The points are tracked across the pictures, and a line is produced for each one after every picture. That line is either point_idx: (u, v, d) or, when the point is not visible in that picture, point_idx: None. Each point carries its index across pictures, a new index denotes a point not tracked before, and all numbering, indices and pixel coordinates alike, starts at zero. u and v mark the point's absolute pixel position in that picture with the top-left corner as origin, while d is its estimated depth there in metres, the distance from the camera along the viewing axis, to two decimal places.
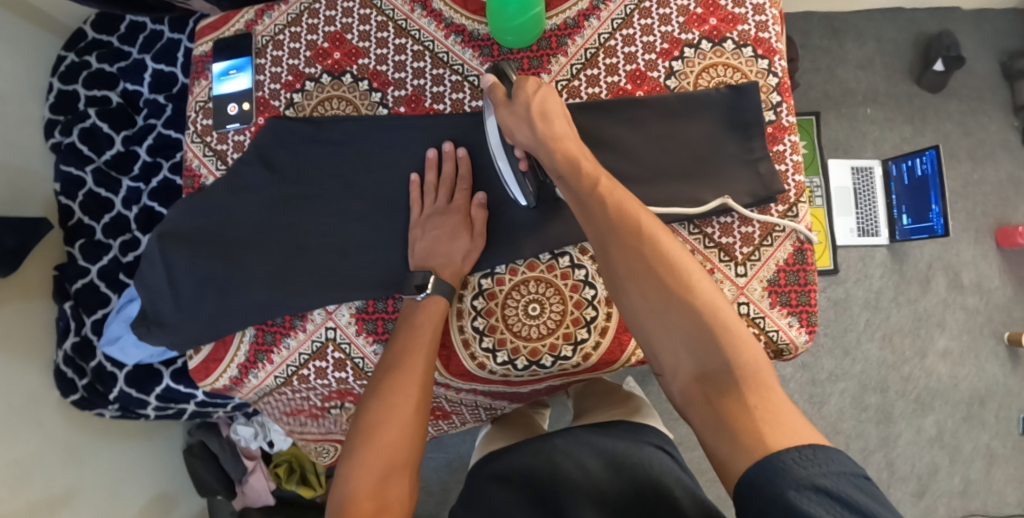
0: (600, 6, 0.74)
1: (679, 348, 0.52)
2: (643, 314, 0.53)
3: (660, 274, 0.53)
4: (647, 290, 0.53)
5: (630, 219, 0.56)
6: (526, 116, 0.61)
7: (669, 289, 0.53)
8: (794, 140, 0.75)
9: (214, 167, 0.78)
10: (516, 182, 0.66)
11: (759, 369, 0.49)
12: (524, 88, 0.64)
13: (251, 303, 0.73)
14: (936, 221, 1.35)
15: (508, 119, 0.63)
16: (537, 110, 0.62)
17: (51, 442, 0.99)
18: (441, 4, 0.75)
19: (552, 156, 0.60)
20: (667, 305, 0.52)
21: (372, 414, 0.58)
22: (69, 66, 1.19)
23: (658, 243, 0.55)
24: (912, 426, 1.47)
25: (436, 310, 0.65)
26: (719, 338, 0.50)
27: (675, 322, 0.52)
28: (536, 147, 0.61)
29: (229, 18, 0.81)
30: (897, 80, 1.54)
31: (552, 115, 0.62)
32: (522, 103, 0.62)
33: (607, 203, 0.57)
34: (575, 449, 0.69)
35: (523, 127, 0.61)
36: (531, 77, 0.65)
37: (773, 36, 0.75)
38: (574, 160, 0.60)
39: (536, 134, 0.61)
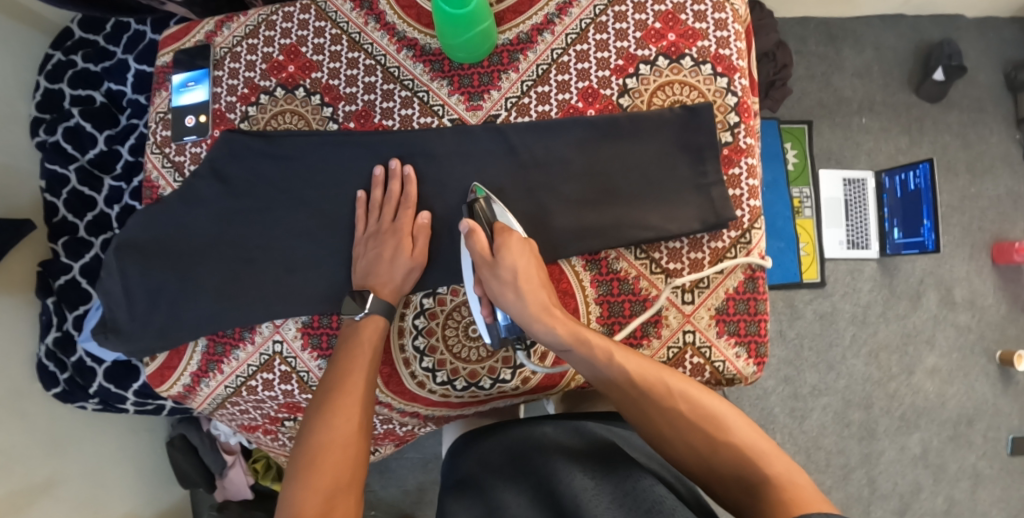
0: (554, 21, 0.73)
1: (731, 484, 0.50)
2: (689, 462, 0.53)
3: (689, 421, 0.53)
4: (684, 435, 0.53)
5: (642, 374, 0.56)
6: (512, 282, 0.60)
7: (702, 433, 0.52)
8: (751, 163, 0.71)
9: (171, 178, 0.79)
10: (487, 330, 0.65)
11: (792, 473, 0.48)
12: (504, 244, 0.61)
13: (199, 314, 0.74)
14: (927, 236, 1.30)
15: (495, 288, 0.61)
16: (518, 274, 0.60)
17: (35, 433, 0.96)
18: (395, 17, 0.76)
19: (550, 331, 0.58)
20: (706, 446, 0.52)
21: (313, 437, 0.56)
22: (56, 65, 1.09)
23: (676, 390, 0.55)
24: (896, 444, 1.42)
25: (375, 329, 0.66)
26: (755, 461, 0.49)
27: (721, 462, 0.51)
28: (530, 320, 0.59)
29: (189, 29, 0.82)
30: (894, 89, 1.48)
31: (533, 273, 0.61)
32: (502, 265, 0.60)
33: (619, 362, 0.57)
34: (563, 432, 0.63)
35: (512, 295, 0.60)
36: (510, 228, 0.62)
37: (734, 53, 0.71)
38: (574, 325, 0.59)
39: (524, 303, 0.59)
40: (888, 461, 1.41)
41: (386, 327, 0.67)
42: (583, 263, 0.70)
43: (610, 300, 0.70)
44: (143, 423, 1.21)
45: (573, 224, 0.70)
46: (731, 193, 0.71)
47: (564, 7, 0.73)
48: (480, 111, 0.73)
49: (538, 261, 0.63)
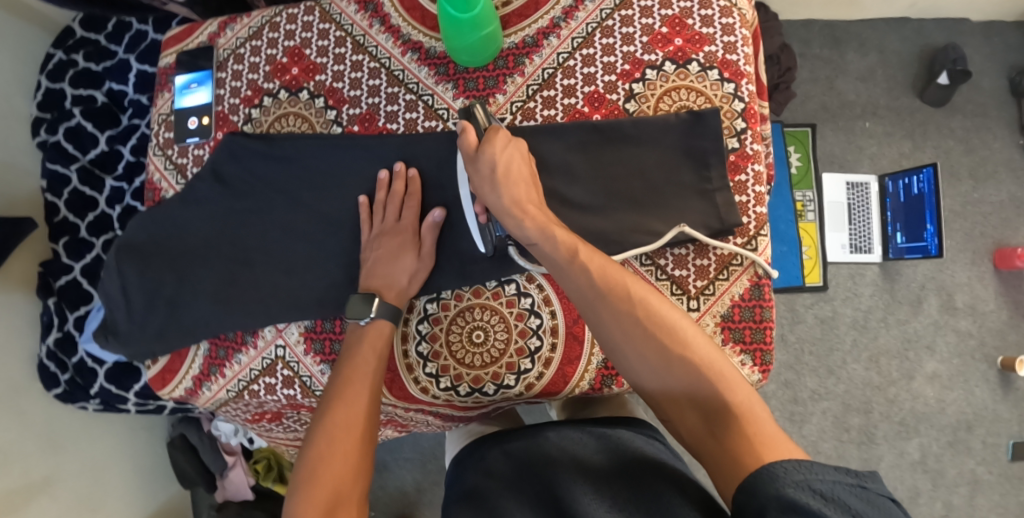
0: (560, 24, 0.72)
1: (681, 400, 0.51)
2: (642, 375, 0.53)
3: (649, 330, 0.53)
4: (641, 344, 0.53)
5: (609, 279, 0.56)
6: (490, 176, 0.59)
7: (661, 345, 0.52)
8: (758, 169, 0.71)
9: (174, 181, 0.79)
10: (478, 230, 0.66)
11: (752, 405, 0.49)
12: (491, 140, 0.60)
13: (200, 318, 0.73)
14: (931, 241, 1.31)
15: (475, 178, 0.61)
16: (497, 169, 0.59)
17: (32, 431, 0.94)
18: (399, 19, 0.75)
19: (521, 224, 0.58)
20: (662, 358, 0.52)
21: (314, 448, 0.55)
22: (56, 64, 1.08)
23: (642, 298, 0.55)
24: (895, 449, 1.42)
25: (379, 334, 0.65)
26: (712, 380, 0.50)
27: (676, 377, 0.51)
28: (503, 214, 0.59)
29: (192, 31, 0.82)
30: (898, 93, 1.48)
31: (516, 170, 0.61)
32: (484, 159, 0.60)
33: (587, 267, 0.56)
34: (573, 441, 0.62)
35: (488, 188, 0.60)
36: (500, 127, 0.62)
37: (741, 59, 0.71)
38: (546, 223, 0.58)
39: (499, 197, 0.59)
40: (887, 466, 1.41)
41: (390, 333, 0.66)
42: None
43: None
44: (141, 421, 1.20)
45: (578, 229, 0.69)
46: (737, 200, 0.70)
47: (570, 11, 0.72)
48: None
49: (525, 160, 0.62)
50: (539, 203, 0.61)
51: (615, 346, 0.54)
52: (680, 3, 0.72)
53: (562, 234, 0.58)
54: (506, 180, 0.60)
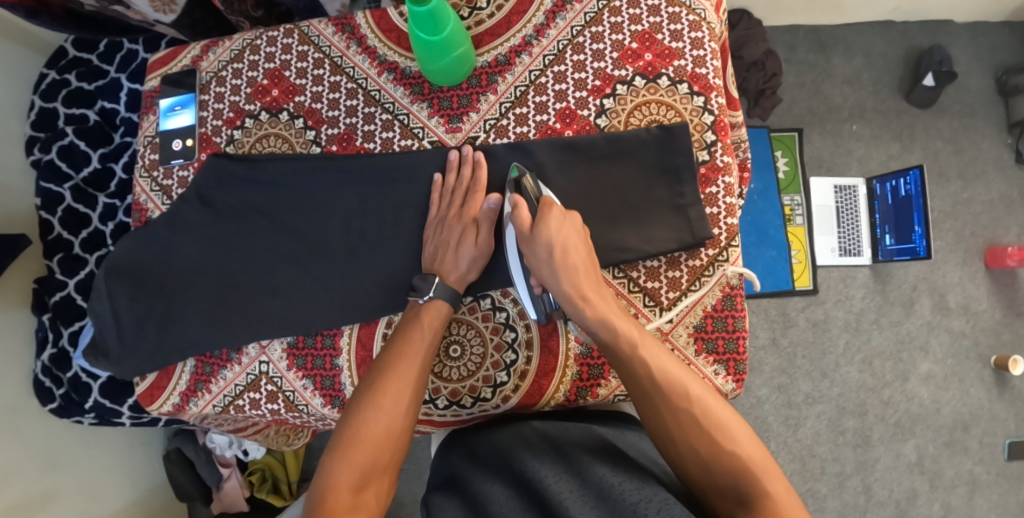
0: (532, 42, 0.74)
1: (726, 495, 0.51)
2: (690, 464, 0.54)
3: (701, 423, 0.55)
4: (692, 436, 0.55)
5: (666, 372, 0.59)
6: (548, 260, 0.61)
7: (710, 437, 0.54)
8: (729, 181, 0.71)
9: (160, 202, 0.81)
10: (531, 301, 0.67)
11: (797, 511, 0.49)
12: (547, 218, 0.62)
13: (187, 336, 0.75)
14: (919, 243, 1.30)
15: (532, 260, 0.63)
16: (555, 251, 0.61)
17: (30, 451, 0.95)
18: (376, 41, 0.77)
19: (581, 312, 0.62)
20: (712, 452, 0.54)
21: (361, 413, 0.61)
22: (50, 84, 1.09)
23: (699, 393, 0.58)
24: (891, 451, 1.41)
25: (436, 313, 0.67)
26: (759, 477, 0.51)
27: (724, 473, 0.52)
28: (563, 298, 0.62)
29: (176, 54, 0.84)
30: (885, 95, 1.48)
31: (576, 254, 0.63)
32: (541, 239, 0.61)
33: (646, 358, 0.59)
34: (559, 431, 0.66)
35: (547, 271, 0.62)
36: (554, 201, 0.63)
37: (710, 72, 0.71)
38: (606, 313, 0.62)
39: (559, 281, 0.62)
40: (883, 468, 1.41)
41: (447, 314, 0.68)
42: None
43: None
44: (139, 437, 1.22)
45: None
46: (709, 211, 0.71)
47: (542, 29, 0.74)
48: (459, 134, 0.74)
49: (583, 240, 0.64)
50: (599, 287, 0.64)
51: (668, 435, 0.56)
52: (650, 18, 0.72)
53: (622, 324, 0.61)
54: (565, 263, 0.62)
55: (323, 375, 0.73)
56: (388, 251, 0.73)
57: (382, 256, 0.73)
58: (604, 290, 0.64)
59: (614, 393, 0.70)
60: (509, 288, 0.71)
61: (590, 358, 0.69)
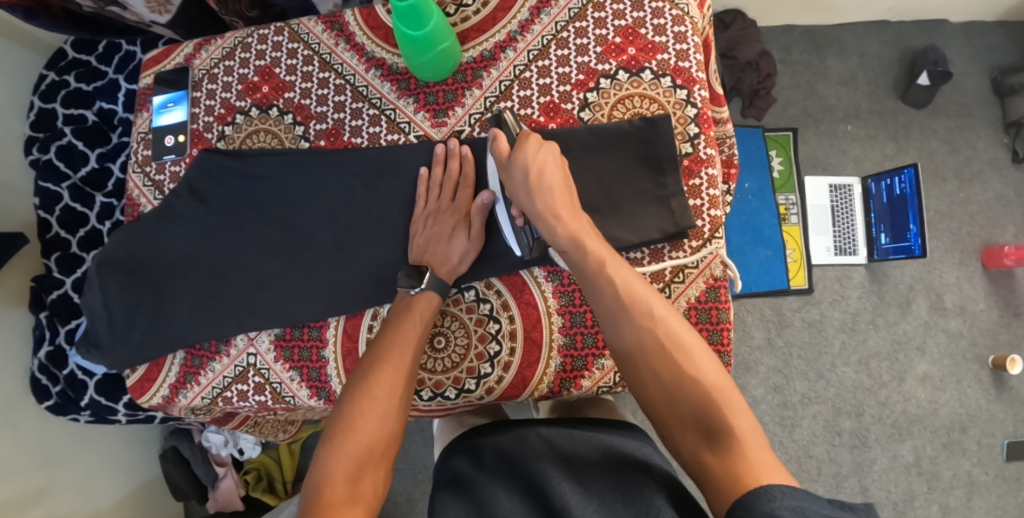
0: (517, 38, 0.75)
1: (685, 421, 0.53)
2: (653, 391, 0.55)
3: (666, 349, 0.56)
4: (656, 362, 0.55)
5: (634, 296, 0.58)
6: (523, 181, 0.63)
7: (673, 362, 0.55)
8: (712, 173, 0.72)
9: (152, 196, 0.82)
10: (512, 234, 0.68)
11: (756, 438, 0.51)
12: (525, 145, 0.64)
13: (175, 328, 0.76)
14: (914, 241, 1.26)
15: (510, 183, 0.64)
16: (531, 175, 0.63)
17: (25, 446, 0.96)
18: (364, 38, 0.78)
19: (553, 232, 0.63)
20: (675, 380, 0.54)
21: (354, 403, 0.60)
22: (49, 85, 1.11)
23: (667, 318, 0.57)
24: (889, 452, 1.36)
25: (427, 305, 0.68)
26: (718, 405, 0.52)
27: (684, 399, 0.54)
28: (537, 220, 0.64)
29: (170, 52, 0.85)
30: (880, 96, 1.44)
31: (551, 178, 0.64)
32: (518, 164, 0.64)
33: (615, 283, 0.59)
34: (563, 438, 0.68)
35: (523, 193, 0.63)
36: (532, 133, 0.66)
37: (693, 65, 0.72)
38: (578, 236, 0.62)
39: (534, 203, 0.63)
40: (880, 469, 1.35)
41: (439, 306, 0.68)
42: (545, 274, 0.71)
43: (572, 310, 0.70)
44: (135, 435, 1.23)
45: None
46: (692, 203, 0.72)
47: (526, 24, 0.75)
48: (444, 128, 0.75)
49: (560, 167, 0.65)
50: (574, 210, 0.64)
51: (634, 362, 0.57)
52: (634, 13, 0.73)
53: (593, 247, 0.62)
54: (540, 186, 0.63)
55: (309, 367, 0.74)
56: (375, 244, 0.75)
57: (370, 248, 0.74)
58: (579, 213, 0.65)
59: (597, 385, 0.70)
60: (492, 279, 0.72)
61: (574, 349, 0.70)
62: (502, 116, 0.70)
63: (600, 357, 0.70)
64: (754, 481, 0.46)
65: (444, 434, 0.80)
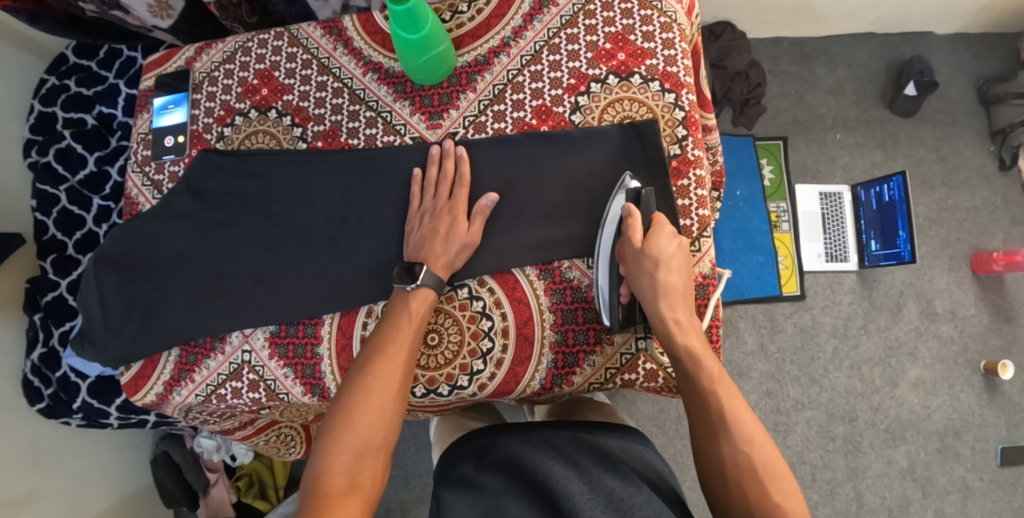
0: (510, 43, 0.77)
1: None
2: (736, 508, 0.56)
3: (759, 472, 0.57)
4: (745, 481, 0.57)
5: (736, 415, 0.60)
6: (651, 275, 0.65)
7: (762, 484, 0.56)
8: (700, 174, 0.74)
9: (150, 196, 0.83)
10: (608, 307, 0.68)
11: None
12: (658, 237, 0.65)
13: (173, 325, 0.77)
14: (903, 247, 1.26)
15: (634, 270, 0.66)
16: (660, 268, 0.65)
17: (15, 450, 0.95)
18: (361, 43, 0.80)
19: (669, 334, 0.64)
20: (760, 501, 0.55)
21: (352, 395, 0.61)
22: (50, 89, 1.12)
23: (762, 440, 0.59)
24: (882, 458, 1.34)
25: (423, 300, 0.68)
26: None
27: None
28: (653, 315, 0.65)
29: (171, 55, 0.87)
30: (868, 105, 1.45)
31: (676, 276, 0.65)
32: (650, 255, 0.65)
33: (719, 396, 0.61)
34: (568, 442, 0.69)
35: (648, 286, 0.65)
36: (665, 223, 0.67)
37: (681, 70, 0.74)
38: (692, 342, 0.64)
39: (656, 299, 0.65)
40: (875, 475, 1.33)
41: (433, 300, 0.69)
42: (537, 272, 0.73)
43: (564, 307, 0.72)
44: (127, 440, 1.22)
45: (530, 239, 0.73)
46: (680, 203, 0.74)
47: (519, 31, 0.77)
48: (439, 130, 0.77)
49: (685, 264, 0.66)
50: (690, 310, 0.66)
51: (721, 471, 0.58)
52: (623, 21, 0.76)
53: (705, 355, 0.64)
54: (666, 282, 0.65)
55: (304, 364, 0.75)
56: (370, 240, 0.76)
57: (365, 244, 0.76)
58: (696, 320, 0.66)
59: (588, 382, 0.72)
60: (485, 277, 0.73)
61: (565, 346, 0.71)
62: (642, 194, 0.68)
63: (591, 354, 0.71)
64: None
65: (443, 439, 0.82)
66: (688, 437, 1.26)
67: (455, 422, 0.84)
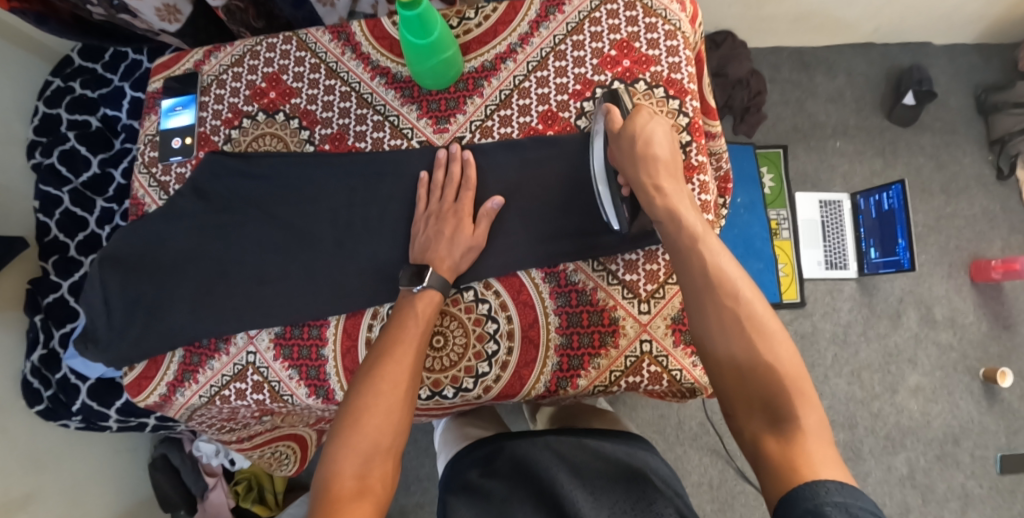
0: (517, 49, 0.78)
1: (752, 399, 0.53)
2: (726, 370, 0.55)
3: (747, 328, 0.55)
4: (733, 341, 0.55)
5: (722, 273, 0.58)
6: (631, 151, 0.65)
7: (749, 339, 0.54)
8: (704, 180, 0.75)
9: (157, 197, 0.84)
10: (612, 206, 0.69)
11: (821, 430, 0.50)
12: (637, 118, 0.67)
13: (178, 325, 0.77)
14: (903, 255, 1.27)
15: (616, 149, 0.67)
16: (639, 143, 0.65)
17: (15, 450, 0.94)
18: (369, 48, 0.81)
19: (654, 204, 0.64)
20: (748, 357, 0.54)
21: (360, 397, 0.61)
22: (55, 91, 1.13)
23: (750, 297, 0.56)
24: (882, 464, 1.34)
25: (429, 303, 0.69)
26: (790, 393, 0.52)
27: (753, 378, 0.53)
28: (639, 189, 0.65)
29: (180, 58, 0.88)
30: (867, 113, 1.47)
31: (657, 148, 0.65)
32: (628, 134, 0.66)
33: (703, 255, 0.59)
34: (571, 448, 0.70)
35: (629, 161, 0.66)
36: (643, 107, 0.68)
37: (685, 77, 0.75)
38: (676, 206, 0.63)
39: (638, 173, 0.65)
40: (875, 482, 1.33)
41: (440, 303, 0.70)
42: (542, 275, 0.73)
43: (569, 310, 0.72)
44: (125, 443, 1.21)
45: (534, 241, 0.73)
46: None
47: (526, 37, 0.78)
48: (446, 134, 0.77)
49: (667, 137, 0.67)
50: (675, 179, 0.66)
51: (709, 333, 0.56)
52: (628, 28, 0.77)
53: (691, 219, 0.62)
54: (648, 155, 0.65)
55: (309, 365, 0.75)
56: (374, 243, 0.77)
57: (369, 247, 0.77)
58: (681, 186, 0.66)
59: (593, 384, 0.72)
60: (491, 280, 0.74)
61: (570, 349, 0.72)
62: (618, 94, 0.72)
63: (596, 356, 0.71)
64: (810, 471, 0.46)
65: (447, 446, 0.82)
66: (688, 443, 1.26)
67: (458, 428, 0.84)
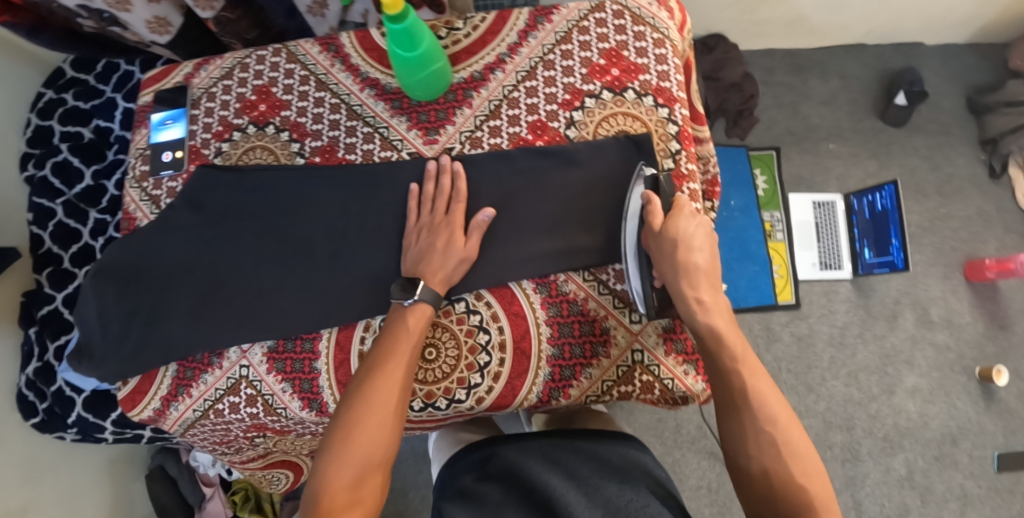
0: (506, 60, 0.78)
1: None
2: (759, 486, 0.56)
3: (782, 452, 0.57)
4: (768, 462, 0.56)
5: (761, 395, 0.59)
6: (672, 257, 0.64)
7: (784, 463, 0.56)
8: (693, 188, 0.75)
9: (148, 211, 0.84)
10: (641, 295, 0.68)
11: None
12: (678, 218, 0.65)
13: (170, 340, 0.77)
14: (897, 255, 1.28)
15: (655, 252, 0.66)
16: (680, 249, 0.64)
17: (10, 463, 0.94)
18: (359, 59, 0.81)
19: (694, 318, 0.64)
20: (782, 479, 0.55)
21: (353, 409, 0.61)
22: (47, 102, 1.13)
23: (787, 421, 0.58)
24: (880, 466, 1.34)
25: (422, 315, 0.69)
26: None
27: (787, 500, 0.55)
28: (677, 297, 0.65)
29: (170, 71, 0.88)
30: (861, 115, 1.47)
31: (699, 256, 0.65)
32: (668, 236, 0.65)
33: (744, 375, 0.61)
34: (566, 453, 0.69)
35: (669, 266, 0.65)
36: (685, 203, 0.66)
37: (673, 85, 0.76)
38: (715, 321, 0.64)
39: (678, 280, 0.64)
40: (873, 484, 1.33)
41: (432, 314, 0.69)
42: (533, 286, 0.73)
43: (561, 321, 0.72)
44: (121, 455, 1.20)
45: (526, 252, 0.73)
46: None
47: (514, 47, 0.78)
48: (436, 145, 0.77)
49: (709, 243, 0.66)
50: (715, 288, 0.65)
51: (745, 451, 0.58)
52: (617, 37, 0.77)
53: (731, 337, 0.63)
54: (688, 262, 0.64)
55: (302, 379, 0.75)
56: (367, 255, 0.76)
57: (362, 259, 0.76)
58: (721, 297, 0.66)
59: (585, 395, 0.72)
60: (482, 292, 0.74)
61: (562, 359, 0.72)
62: (659, 180, 0.69)
63: (588, 366, 0.72)
64: None
65: (441, 454, 0.82)
66: (686, 447, 1.26)
67: (452, 436, 0.84)
